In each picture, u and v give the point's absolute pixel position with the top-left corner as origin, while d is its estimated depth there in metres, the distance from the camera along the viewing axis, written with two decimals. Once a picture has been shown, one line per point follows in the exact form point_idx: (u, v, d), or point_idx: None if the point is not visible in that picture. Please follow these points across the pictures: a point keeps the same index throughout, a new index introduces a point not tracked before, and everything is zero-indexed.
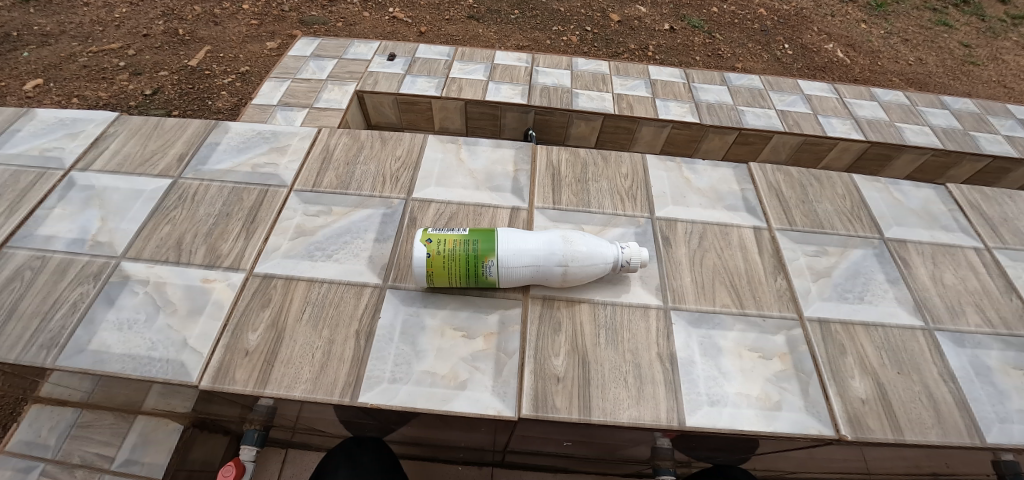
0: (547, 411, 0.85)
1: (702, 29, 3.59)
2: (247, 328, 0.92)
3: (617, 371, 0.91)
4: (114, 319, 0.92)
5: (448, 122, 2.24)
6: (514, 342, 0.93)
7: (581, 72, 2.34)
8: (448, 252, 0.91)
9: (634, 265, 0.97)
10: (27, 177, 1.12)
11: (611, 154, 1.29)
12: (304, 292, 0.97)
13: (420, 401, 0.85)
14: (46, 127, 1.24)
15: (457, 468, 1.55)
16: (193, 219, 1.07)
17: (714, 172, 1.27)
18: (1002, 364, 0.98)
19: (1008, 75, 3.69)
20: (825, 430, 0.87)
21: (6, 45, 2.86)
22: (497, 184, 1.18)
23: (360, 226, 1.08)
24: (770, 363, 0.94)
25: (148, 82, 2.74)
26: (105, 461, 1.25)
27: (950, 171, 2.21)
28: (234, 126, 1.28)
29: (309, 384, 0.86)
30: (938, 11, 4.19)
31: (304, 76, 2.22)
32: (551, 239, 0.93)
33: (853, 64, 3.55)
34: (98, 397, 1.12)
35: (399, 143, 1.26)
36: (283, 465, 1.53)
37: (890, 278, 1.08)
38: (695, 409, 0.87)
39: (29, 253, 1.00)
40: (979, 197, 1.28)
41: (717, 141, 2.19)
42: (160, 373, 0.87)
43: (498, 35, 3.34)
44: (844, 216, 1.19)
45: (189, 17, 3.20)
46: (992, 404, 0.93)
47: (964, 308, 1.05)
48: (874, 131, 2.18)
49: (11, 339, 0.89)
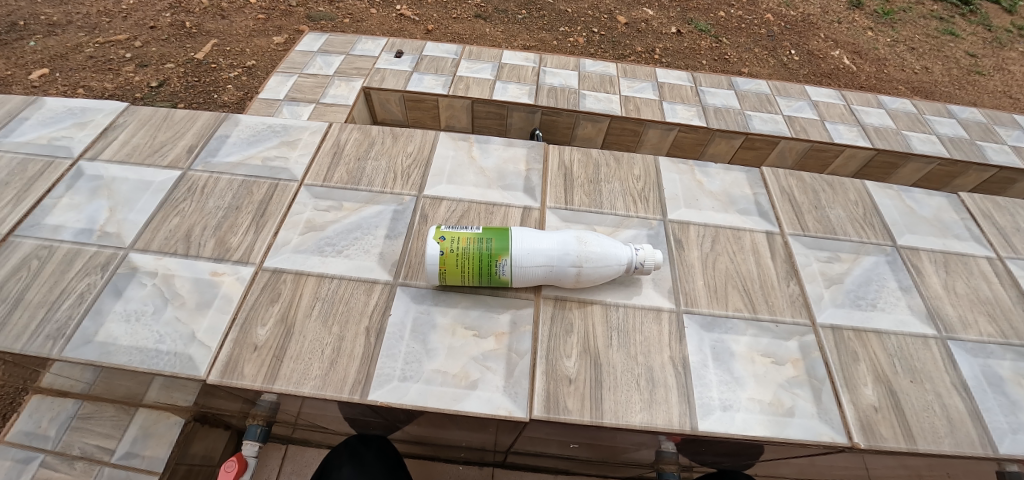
0: (558, 412, 0.85)
1: (709, 33, 3.58)
2: (256, 322, 0.91)
3: (628, 374, 0.90)
4: (121, 311, 0.92)
5: (453, 121, 2.23)
6: (525, 342, 0.92)
7: (589, 73, 2.33)
8: (461, 250, 0.90)
9: (647, 267, 0.96)
10: (34, 166, 1.11)
11: (622, 155, 1.28)
12: (315, 287, 0.96)
13: (430, 400, 0.85)
14: (55, 116, 1.23)
15: (457, 467, 1.55)
16: (202, 212, 1.06)
17: (727, 175, 1.26)
18: (1015, 374, 0.97)
19: (1014, 86, 3.68)
20: (838, 437, 0.87)
21: (13, 35, 2.85)
22: (509, 183, 1.17)
23: (370, 222, 1.07)
24: (783, 369, 0.94)
25: (154, 74, 2.73)
26: (105, 453, 1.24)
27: (956, 180, 2.21)
28: (244, 119, 1.27)
29: (318, 381, 0.85)
30: (944, 20, 4.19)
31: (310, 71, 2.22)
32: (565, 239, 0.93)
33: (858, 72, 3.54)
34: (99, 388, 1.11)
35: (410, 140, 1.25)
36: (283, 461, 1.53)
37: (902, 286, 1.07)
38: (707, 414, 0.87)
39: (36, 242, 0.99)
40: (991, 206, 1.27)
41: (723, 146, 2.19)
42: (167, 366, 0.86)
43: (505, 34, 3.33)
44: (857, 222, 1.18)
45: (196, 10, 3.19)
46: (1005, 415, 0.92)
47: (976, 318, 1.04)
48: (881, 139, 2.17)
49: (17, 328, 0.88)
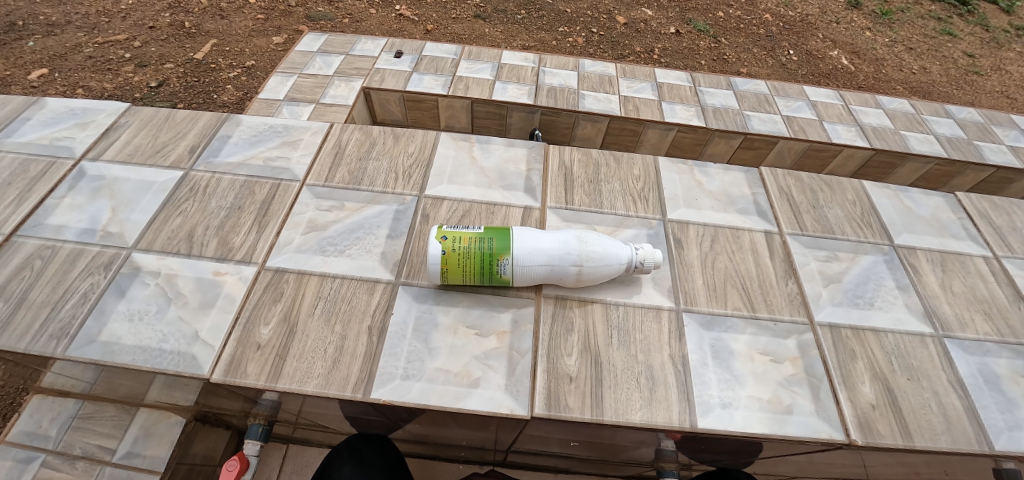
0: (559, 411, 0.86)
1: (708, 33, 3.59)
2: (260, 321, 0.92)
3: (629, 372, 0.91)
4: (124, 310, 0.92)
5: (453, 121, 2.24)
6: (527, 341, 0.93)
7: (588, 73, 2.34)
8: (463, 249, 0.91)
9: (648, 266, 0.97)
10: (36, 166, 1.12)
11: (622, 155, 1.29)
12: (317, 286, 0.97)
13: (432, 399, 0.85)
14: (56, 116, 1.24)
15: (457, 466, 1.55)
16: (205, 212, 1.07)
17: (726, 175, 1.27)
18: (1011, 372, 0.98)
19: (1011, 86, 3.70)
20: (835, 434, 0.87)
21: (12, 34, 2.85)
22: (509, 183, 1.18)
23: (372, 222, 1.07)
24: (782, 367, 0.94)
25: (153, 74, 2.73)
26: (106, 453, 1.25)
27: (953, 180, 2.22)
28: (245, 119, 1.28)
29: (321, 379, 0.86)
30: (942, 20, 4.20)
31: (310, 71, 2.22)
32: (566, 239, 0.93)
33: (857, 72, 3.56)
34: (101, 388, 1.11)
35: (411, 140, 1.26)
36: (283, 461, 1.53)
37: (900, 285, 1.08)
38: (706, 411, 0.87)
39: (39, 242, 1.00)
40: (988, 206, 1.28)
41: (722, 145, 2.19)
42: (170, 365, 0.86)
43: (504, 34, 3.34)
44: (855, 222, 1.19)
45: (195, 10, 3.20)
46: (1001, 413, 0.93)
47: (972, 317, 1.05)
48: (880, 138, 2.18)
49: (21, 328, 0.89)
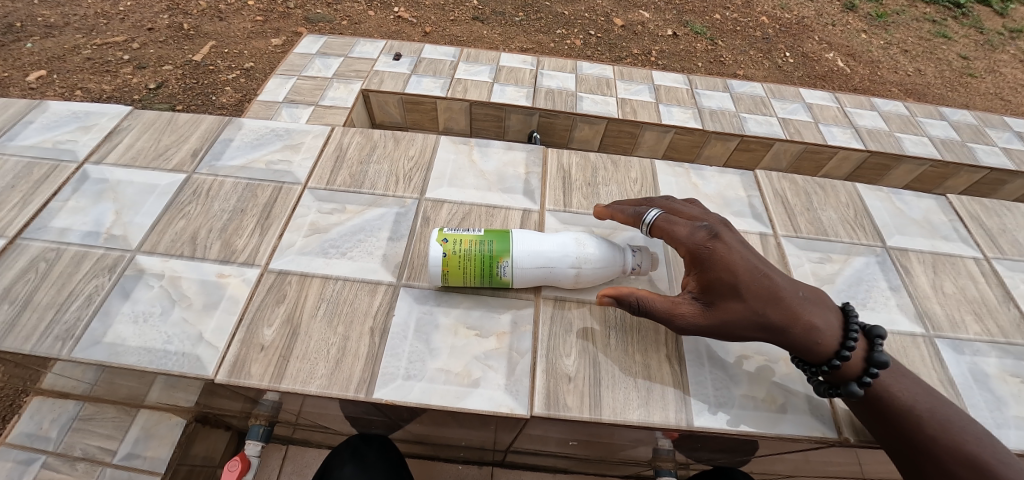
0: (559, 410, 0.87)
1: (705, 36, 3.62)
2: (263, 323, 0.93)
3: (627, 371, 0.93)
4: (129, 312, 0.93)
5: (452, 123, 2.25)
6: (526, 342, 0.94)
7: (586, 75, 2.36)
8: (464, 251, 0.93)
9: (644, 268, 0.98)
10: (40, 169, 1.13)
11: (619, 158, 1.30)
12: (319, 287, 0.98)
13: (433, 398, 0.87)
14: (59, 120, 1.25)
15: (456, 466, 1.56)
16: (208, 214, 1.08)
17: (722, 178, 1.29)
18: (1000, 371, 1.00)
19: (1005, 88, 3.74)
20: (828, 432, 0.90)
21: (10, 36, 2.86)
22: (509, 186, 1.20)
23: (373, 225, 1.09)
24: (775, 366, 0.96)
25: (152, 76, 2.74)
26: (107, 454, 1.26)
27: (947, 181, 2.24)
28: (247, 122, 1.29)
29: (324, 379, 0.87)
30: (937, 22, 4.24)
31: (310, 73, 2.24)
32: (565, 241, 0.95)
33: (852, 74, 3.59)
34: (103, 389, 1.12)
35: (412, 143, 1.28)
36: (283, 462, 1.55)
37: (892, 286, 1.10)
38: (702, 410, 0.89)
39: (43, 245, 1.01)
40: (979, 207, 1.30)
41: (718, 147, 2.22)
42: (175, 366, 0.88)
43: (502, 36, 3.36)
44: (848, 224, 1.21)
45: (194, 12, 3.21)
46: (990, 410, 0.95)
47: (963, 317, 1.07)
48: (874, 140, 2.20)
49: (27, 328, 0.90)
